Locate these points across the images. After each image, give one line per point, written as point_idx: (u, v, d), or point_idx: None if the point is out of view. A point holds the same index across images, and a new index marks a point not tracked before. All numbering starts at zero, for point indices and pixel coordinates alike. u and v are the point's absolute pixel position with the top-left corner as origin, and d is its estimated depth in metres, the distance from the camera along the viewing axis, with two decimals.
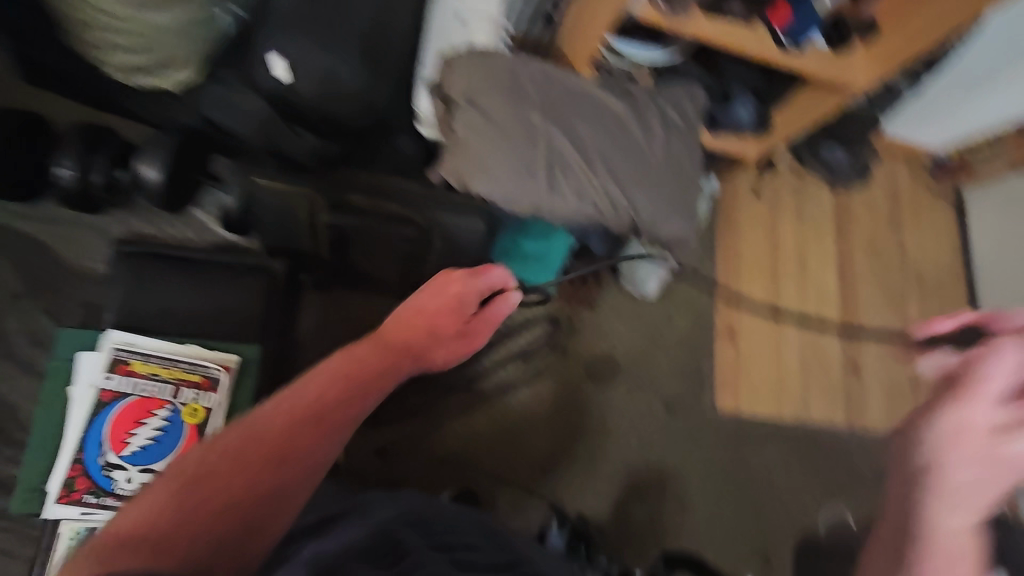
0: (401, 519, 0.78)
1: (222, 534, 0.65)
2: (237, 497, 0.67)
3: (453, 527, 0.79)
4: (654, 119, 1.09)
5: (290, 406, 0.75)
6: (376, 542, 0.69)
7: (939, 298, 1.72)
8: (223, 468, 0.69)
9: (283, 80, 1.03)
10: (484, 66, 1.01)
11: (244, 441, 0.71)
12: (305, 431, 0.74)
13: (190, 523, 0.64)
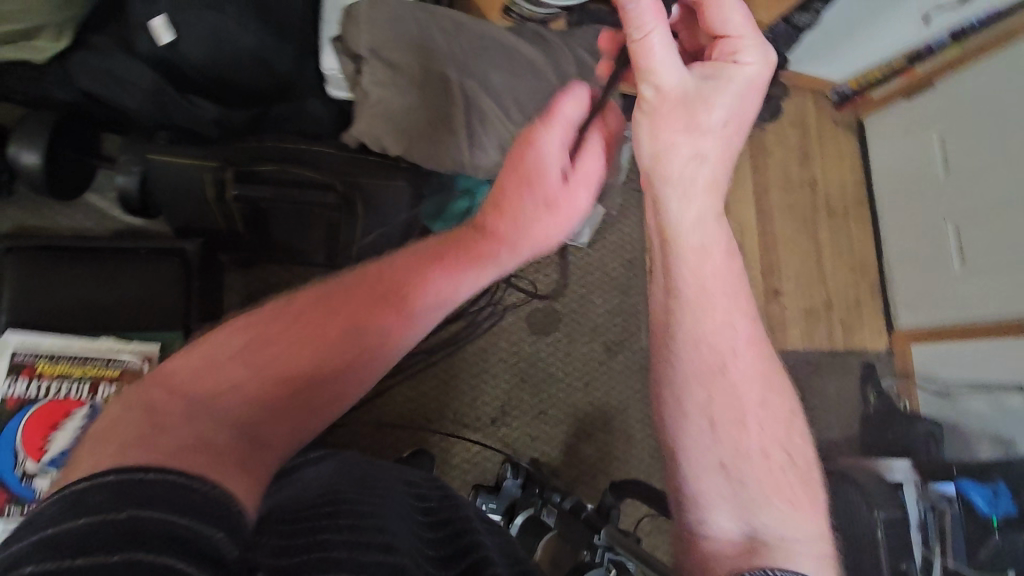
0: (344, 479, 0.65)
1: (281, 412, 0.57)
2: (305, 370, 0.60)
3: (385, 487, 0.67)
4: (569, 62, 1.07)
5: (373, 278, 0.67)
6: (319, 498, 0.55)
7: (844, 223, 1.89)
8: (299, 334, 0.61)
9: (162, 41, 0.95)
10: (388, 16, 0.97)
11: (318, 307, 0.63)
12: (386, 313, 0.65)
13: (244, 386, 0.56)
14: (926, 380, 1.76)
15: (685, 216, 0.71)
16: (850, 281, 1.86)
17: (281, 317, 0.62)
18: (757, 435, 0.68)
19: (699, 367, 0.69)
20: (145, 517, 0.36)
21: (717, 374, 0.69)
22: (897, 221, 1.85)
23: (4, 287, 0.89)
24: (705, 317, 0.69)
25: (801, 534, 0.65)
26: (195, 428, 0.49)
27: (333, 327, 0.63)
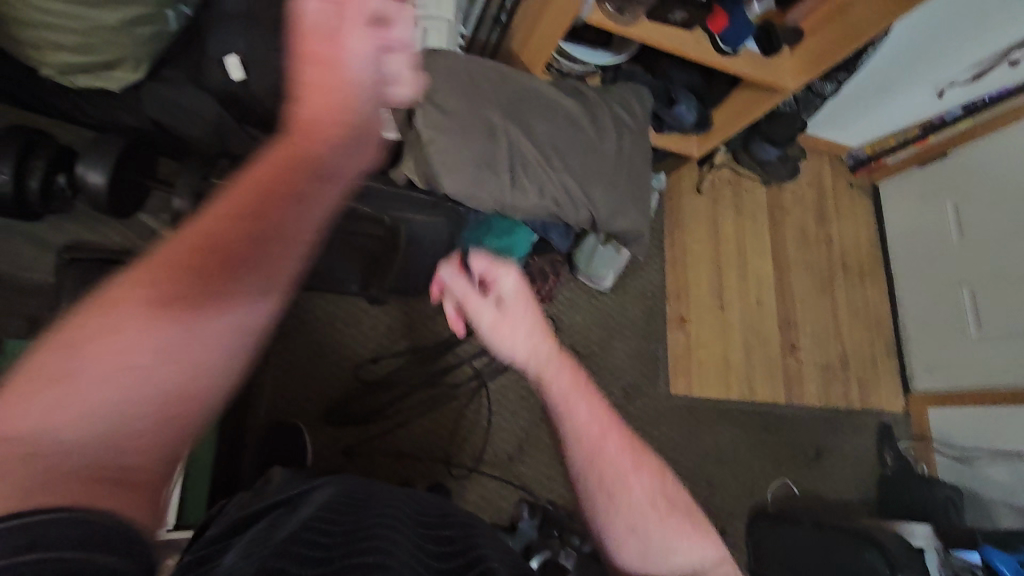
0: (338, 502, 0.70)
1: (158, 412, 0.41)
2: (175, 344, 0.43)
3: (387, 506, 0.72)
4: (606, 116, 1.16)
5: (227, 205, 0.49)
6: (314, 524, 0.60)
7: (860, 281, 1.93)
8: (138, 304, 0.42)
9: (234, 78, 1.03)
10: (441, 65, 1.03)
11: (162, 296, 0.43)
12: (253, 239, 0.48)
13: (70, 398, 0.38)
14: (942, 443, 1.75)
15: (529, 342, 0.76)
16: (866, 341, 1.87)
17: (107, 327, 0.41)
18: (641, 488, 0.71)
19: (588, 452, 0.71)
20: (31, 562, 0.31)
21: (601, 459, 0.71)
22: (912, 284, 1.89)
23: (65, 296, 0.93)
24: (575, 409, 0.73)
25: (690, 551, 0.70)
26: (48, 456, 0.36)
27: (188, 276, 0.45)
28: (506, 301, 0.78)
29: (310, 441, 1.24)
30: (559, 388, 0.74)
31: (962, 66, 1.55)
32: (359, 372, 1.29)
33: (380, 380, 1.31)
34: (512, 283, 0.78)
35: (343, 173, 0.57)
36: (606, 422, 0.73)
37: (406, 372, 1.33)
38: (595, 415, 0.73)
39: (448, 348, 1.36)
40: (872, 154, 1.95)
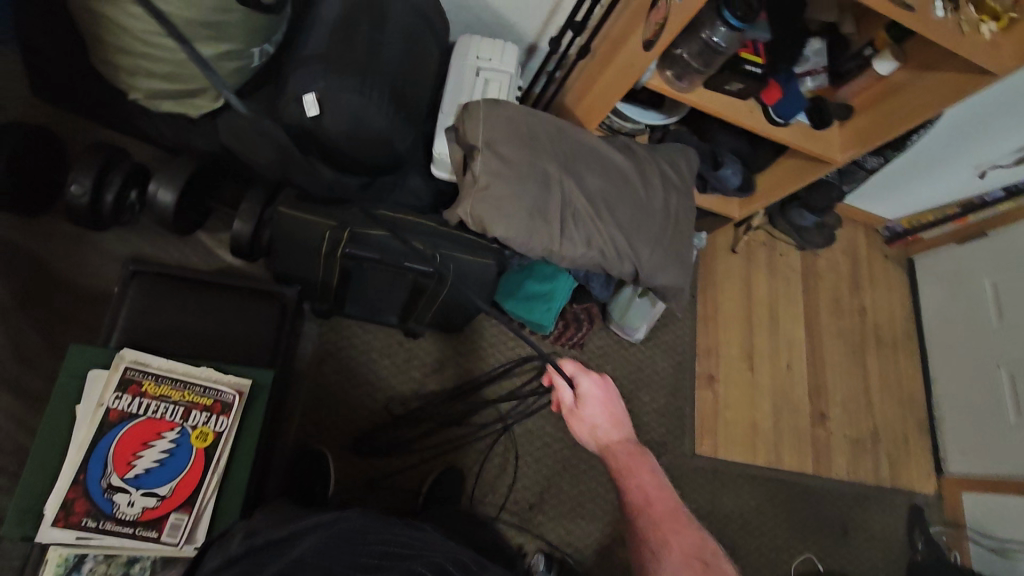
0: (340, 540, 0.70)
1: None
2: None
3: (387, 549, 0.70)
4: (655, 175, 1.19)
5: None
6: None
7: (893, 354, 1.90)
8: None
9: (309, 115, 1.06)
10: (502, 116, 1.08)
11: None
12: None
13: None
14: (975, 531, 1.68)
15: (607, 428, 1.00)
16: (897, 417, 1.83)
17: None
18: (680, 549, 0.85)
19: (642, 513, 0.90)
20: None
21: (651, 520, 0.89)
22: (947, 363, 1.85)
23: (126, 306, 0.97)
24: (637, 478, 0.93)
25: None
26: None
27: None
28: (587, 398, 1.01)
29: (335, 470, 1.23)
30: (618, 462, 0.96)
31: (1002, 154, 1.59)
32: (389, 405, 1.30)
33: (409, 413, 1.31)
34: (594, 387, 1.01)
35: None
36: (655, 493, 0.92)
37: (435, 408, 1.33)
38: (647, 486, 0.93)
39: (478, 388, 1.37)
40: (909, 228, 1.96)
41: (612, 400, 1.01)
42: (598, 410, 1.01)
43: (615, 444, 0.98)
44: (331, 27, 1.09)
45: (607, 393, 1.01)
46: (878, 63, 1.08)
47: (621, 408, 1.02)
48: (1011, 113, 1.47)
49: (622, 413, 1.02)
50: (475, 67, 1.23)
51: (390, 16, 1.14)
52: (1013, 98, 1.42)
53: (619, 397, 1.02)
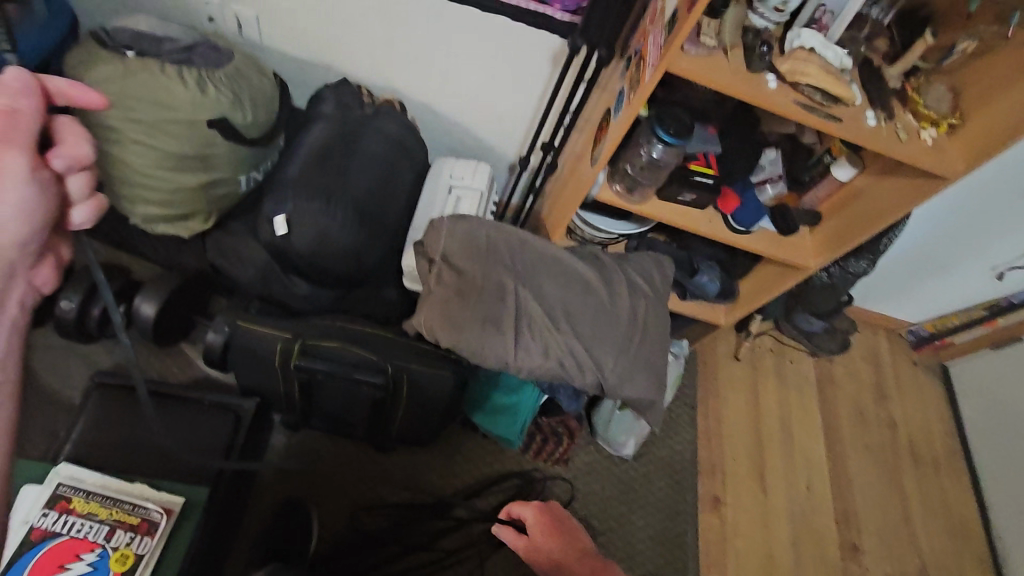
0: None
1: None
2: None
3: None
4: (621, 284, 1.18)
5: None
6: None
7: (936, 474, 1.68)
8: None
9: (279, 234, 1.14)
10: (463, 231, 1.12)
11: None
12: None
13: None
14: None
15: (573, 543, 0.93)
16: (950, 553, 1.57)
17: None
18: None
19: None
20: None
21: None
22: (1003, 488, 1.62)
23: (83, 418, 0.99)
24: None
25: None
26: None
27: None
28: (534, 533, 0.96)
29: None
30: None
31: (1010, 249, 1.54)
32: (354, 523, 1.23)
33: (373, 536, 1.21)
34: (536, 517, 0.96)
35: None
36: None
37: (402, 532, 1.23)
38: None
39: (449, 506, 1.28)
40: (935, 332, 1.82)
41: (558, 520, 0.97)
42: (549, 538, 0.95)
43: (575, 561, 0.91)
44: (307, 154, 1.19)
45: (551, 517, 0.97)
46: (835, 169, 1.08)
47: (572, 522, 0.97)
48: (998, 200, 1.46)
49: (574, 528, 0.96)
50: (447, 184, 1.32)
51: (364, 143, 1.23)
52: (999, 185, 1.44)
53: (566, 516, 0.98)
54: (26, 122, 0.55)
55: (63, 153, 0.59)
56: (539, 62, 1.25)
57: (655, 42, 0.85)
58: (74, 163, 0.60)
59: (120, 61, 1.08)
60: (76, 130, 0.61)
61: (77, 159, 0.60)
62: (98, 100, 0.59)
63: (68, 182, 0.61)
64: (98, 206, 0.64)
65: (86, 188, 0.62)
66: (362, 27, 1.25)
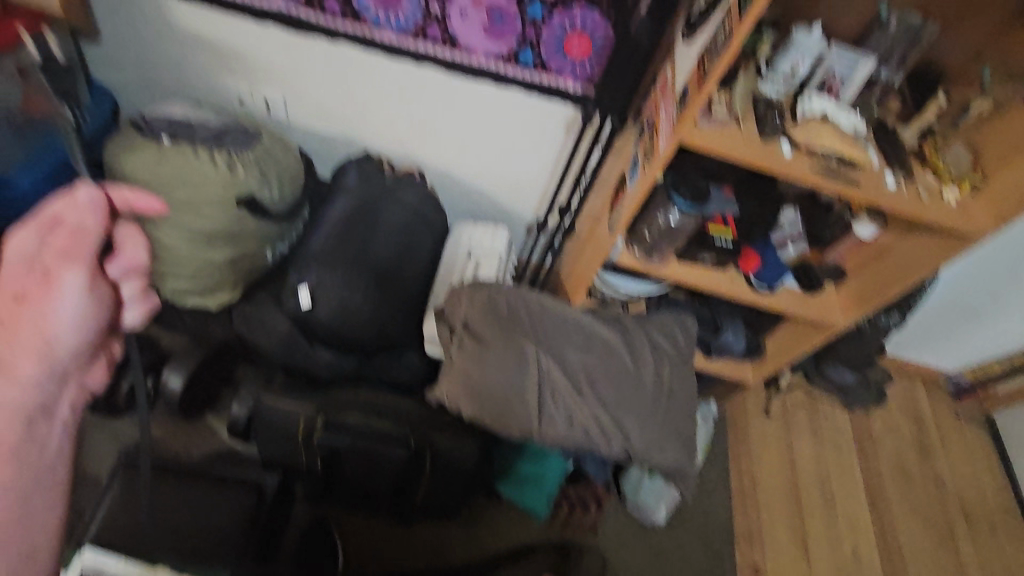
0: None
1: None
2: None
3: None
4: (644, 347, 1.17)
5: None
6: None
7: (993, 537, 1.58)
8: None
9: (302, 306, 1.16)
10: (483, 297, 1.14)
11: None
12: None
13: None
14: None
15: None
16: None
17: None
18: None
19: None
20: None
21: None
22: None
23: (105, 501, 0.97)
24: None
25: None
26: None
27: None
28: None
29: None
30: None
31: None
32: None
33: None
34: None
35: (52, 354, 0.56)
36: None
37: None
38: None
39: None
40: (976, 381, 1.74)
41: None
42: None
43: None
44: (331, 227, 1.22)
45: None
46: (858, 227, 1.03)
47: None
48: None
49: None
50: (467, 249, 1.34)
51: (385, 215, 1.27)
52: None
53: None
54: (94, 240, 0.60)
55: (119, 260, 0.64)
56: (553, 131, 1.28)
57: (667, 113, 0.86)
58: (129, 271, 0.65)
59: (156, 147, 1.14)
60: (134, 237, 0.65)
61: (132, 265, 0.65)
62: (158, 207, 0.63)
63: (122, 288, 0.65)
64: (147, 307, 0.67)
65: (139, 293, 0.66)
66: (383, 105, 1.30)
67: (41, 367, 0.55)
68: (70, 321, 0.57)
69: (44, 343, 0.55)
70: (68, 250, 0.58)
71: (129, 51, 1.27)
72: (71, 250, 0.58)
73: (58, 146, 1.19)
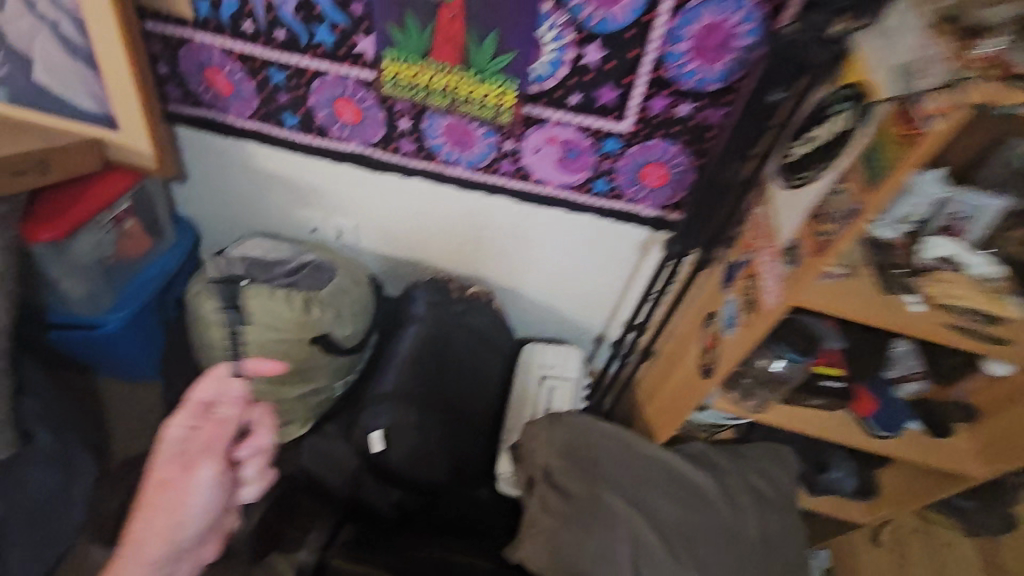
0: None
1: None
2: None
3: None
4: (740, 494, 1.08)
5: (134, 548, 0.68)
6: None
7: None
8: None
9: (373, 448, 1.10)
10: (564, 435, 1.09)
11: None
12: (169, 472, 0.70)
13: None
14: None
15: None
16: None
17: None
18: None
19: None
20: None
21: None
22: None
23: None
24: None
25: None
26: None
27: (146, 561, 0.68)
28: None
29: None
30: None
31: None
32: None
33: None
34: None
35: (200, 529, 0.71)
36: None
37: None
38: None
39: None
40: None
41: None
42: None
43: None
44: (400, 364, 1.17)
45: None
46: (989, 364, 0.89)
47: None
48: None
49: None
50: (540, 374, 1.30)
51: (455, 342, 1.24)
52: None
53: None
54: (225, 442, 0.71)
55: (250, 447, 0.72)
56: (627, 252, 1.23)
57: (770, 265, 0.80)
58: (255, 452, 0.72)
59: (236, 288, 1.17)
60: (268, 422, 0.73)
61: (258, 448, 0.72)
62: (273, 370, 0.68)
63: (247, 468, 0.72)
64: (266, 484, 0.74)
65: (260, 474, 0.73)
66: (452, 231, 1.29)
67: (165, 554, 0.69)
68: (210, 508, 0.71)
69: (171, 535, 0.69)
70: (215, 444, 0.71)
71: (213, 190, 1.33)
72: (214, 444, 0.71)
73: (166, 258, 1.31)
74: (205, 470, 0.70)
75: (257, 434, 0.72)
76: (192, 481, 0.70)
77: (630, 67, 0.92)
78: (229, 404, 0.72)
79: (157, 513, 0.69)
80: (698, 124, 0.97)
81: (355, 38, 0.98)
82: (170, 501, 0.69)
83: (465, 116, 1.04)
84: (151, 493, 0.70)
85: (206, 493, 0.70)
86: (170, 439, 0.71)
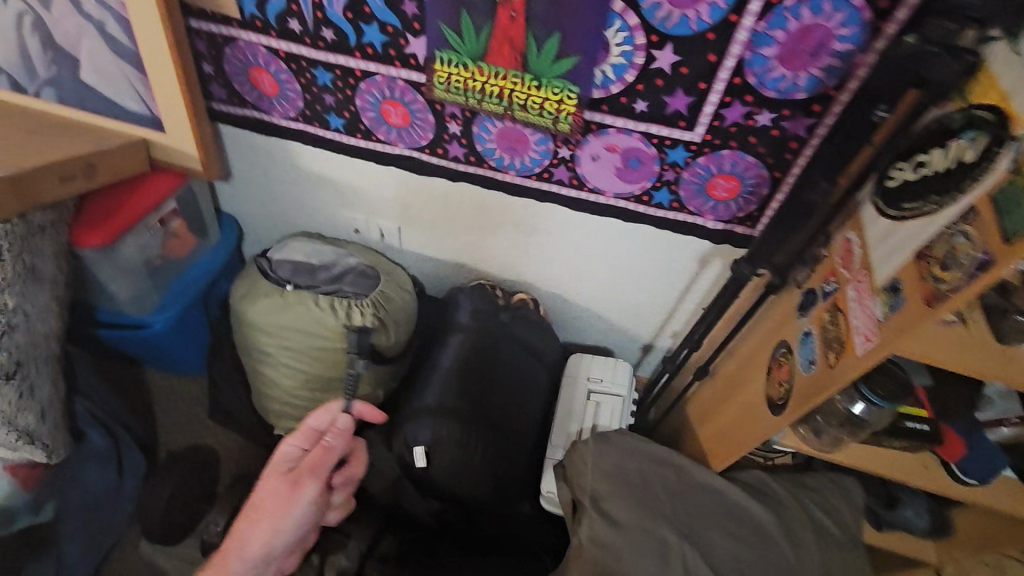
0: None
1: None
2: None
3: None
4: (807, 532, 0.99)
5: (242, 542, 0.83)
6: None
7: None
8: None
9: (417, 464, 1.07)
10: (612, 456, 1.04)
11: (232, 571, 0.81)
12: (280, 482, 0.86)
13: None
14: None
15: None
16: None
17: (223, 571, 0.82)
18: None
19: None
20: None
21: None
22: None
23: None
24: None
25: None
26: None
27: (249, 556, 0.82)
28: None
29: None
30: None
31: None
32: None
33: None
34: None
35: (296, 532, 0.85)
36: None
37: None
38: None
39: None
40: None
41: None
42: None
43: None
44: (445, 377, 1.13)
45: None
46: None
47: None
48: None
49: None
50: (587, 387, 1.25)
51: (501, 353, 1.19)
52: None
53: None
54: (327, 463, 0.88)
55: (349, 474, 0.98)
56: (684, 265, 1.15)
57: (862, 305, 0.72)
58: (350, 481, 0.98)
59: (280, 294, 1.15)
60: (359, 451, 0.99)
61: (352, 478, 0.98)
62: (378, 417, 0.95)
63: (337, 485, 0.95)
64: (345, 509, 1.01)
65: (343, 499, 1.00)
66: (498, 237, 1.24)
67: (264, 550, 0.82)
68: (307, 516, 0.86)
69: (274, 534, 0.83)
70: (318, 469, 0.88)
71: (257, 189, 1.31)
72: (318, 468, 0.88)
73: (209, 258, 1.30)
74: (309, 488, 0.86)
75: (359, 465, 0.99)
76: (301, 490, 0.86)
77: (705, 73, 0.83)
78: (337, 436, 0.91)
79: (266, 516, 0.83)
80: (779, 134, 0.88)
81: (405, 39, 0.91)
82: (273, 511, 0.84)
83: (520, 122, 0.97)
84: (261, 494, 0.86)
85: (308, 503, 0.86)
86: (282, 451, 0.90)
